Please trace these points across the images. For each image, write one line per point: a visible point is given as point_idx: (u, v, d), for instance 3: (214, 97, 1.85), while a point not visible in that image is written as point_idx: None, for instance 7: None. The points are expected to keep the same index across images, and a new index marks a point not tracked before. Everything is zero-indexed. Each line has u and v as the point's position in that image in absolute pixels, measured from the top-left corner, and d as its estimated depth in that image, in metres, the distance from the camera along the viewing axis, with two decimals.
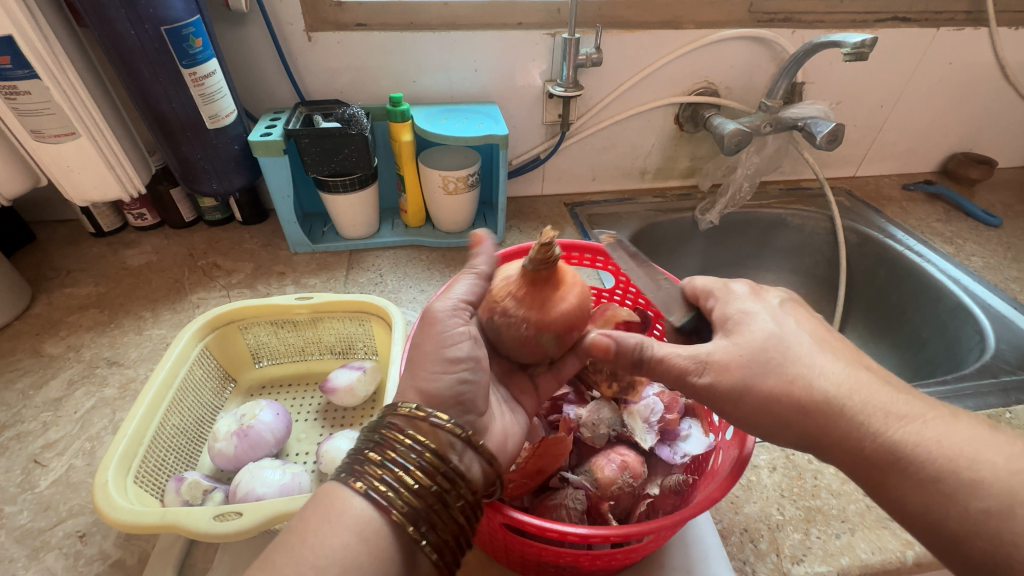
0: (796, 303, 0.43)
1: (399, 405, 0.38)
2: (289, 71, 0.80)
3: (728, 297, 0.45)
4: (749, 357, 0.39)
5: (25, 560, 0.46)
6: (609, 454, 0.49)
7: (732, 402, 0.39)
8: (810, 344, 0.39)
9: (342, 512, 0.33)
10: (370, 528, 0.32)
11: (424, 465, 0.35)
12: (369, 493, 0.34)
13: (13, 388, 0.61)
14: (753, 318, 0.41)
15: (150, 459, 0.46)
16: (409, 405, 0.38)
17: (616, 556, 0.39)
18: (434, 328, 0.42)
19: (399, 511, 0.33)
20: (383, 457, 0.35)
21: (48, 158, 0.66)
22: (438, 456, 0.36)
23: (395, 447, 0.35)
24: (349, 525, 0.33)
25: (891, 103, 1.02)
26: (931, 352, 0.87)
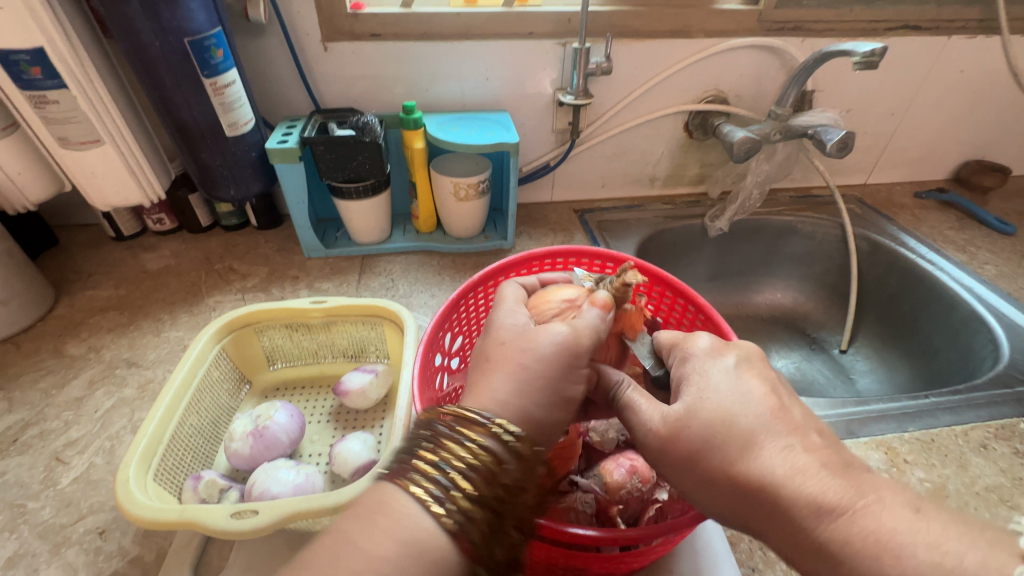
0: (756, 363, 0.40)
1: (493, 421, 0.33)
2: (305, 79, 0.82)
3: (692, 353, 0.43)
4: (694, 438, 0.37)
5: (48, 554, 0.47)
6: (618, 458, 0.49)
7: (681, 468, 0.38)
8: (767, 416, 0.36)
9: (416, 538, 0.29)
10: (439, 556, 0.28)
11: (507, 500, 0.32)
12: (456, 530, 0.29)
13: (37, 387, 0.63)
14: (706, 385, 0.39)
15: (168, 458, 0.48)
16: (508, 428, 0.33)
17: (625, 559, 0.40)
18: (570, 353, 0.39)
19: (481, 554, 0.30)
20: (474, 488, 0.31)
21: (73, 165, 0.68)
22: (524, 492, 0.33)
23: (483, 476, 0.32)
24: (427, 560, 0.28)
25: (902, 111, 1.02)
26: (943, 361, 0.86)
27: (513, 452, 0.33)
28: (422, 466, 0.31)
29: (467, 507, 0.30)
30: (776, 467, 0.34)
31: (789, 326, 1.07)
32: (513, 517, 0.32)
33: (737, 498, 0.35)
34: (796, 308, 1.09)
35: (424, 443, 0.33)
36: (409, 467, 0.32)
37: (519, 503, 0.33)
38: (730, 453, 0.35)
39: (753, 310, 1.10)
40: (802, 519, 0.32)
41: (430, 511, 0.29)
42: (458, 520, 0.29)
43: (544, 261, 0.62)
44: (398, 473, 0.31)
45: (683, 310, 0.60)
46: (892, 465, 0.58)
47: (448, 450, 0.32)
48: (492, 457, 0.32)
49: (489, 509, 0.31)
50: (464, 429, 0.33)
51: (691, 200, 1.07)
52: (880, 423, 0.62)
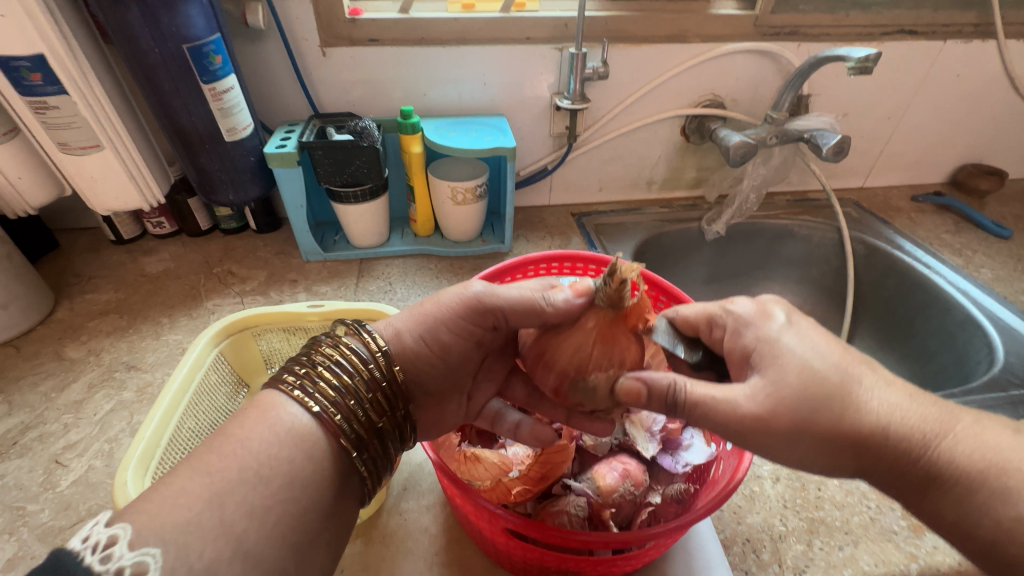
0: (800, 316, 0.44)
1: (367, 337, 0.43)
2: (304, 84, 0.83)
3: (739, 320, 0.44)
4: (794, 409, 0.37)
5: (46, 557, 0.48)
6: (612, 462, 0.50)
7: (792, 440, 0.37)
8: (843, 362, 0.39)
9: (288, 426, 0.36)
10: (309, 436, 0.37)
11: (371, 397, 0.40)
12: (321, 415, 0.37)
13: (37, 390, 0.64)
14: (780, 346, 0.40)
15: (166, 461, 0.48)
16: (378, 341, 0.43)
17: (617, 561, 0.40)
18: (462, 313, 0.47)
19: (345, 435, 0.38)
20: (339, 380, 0.39)
21: (73, 169, 0.69)
22: (383, 388, 0.41)
23: (349, 375, 0.40)
24: (301, 442, 0.36)
25: (899, 115, 1.02)
26: (939, 364, 0.86)
27: (374, 358, 0.42)
28: (301, 375, 0.39)
29: (330, 397, 0.38)
30: (879, 405, 0.37)
31: None
32: (380, 410, 0.41)
33: (849, 448, 0.37)
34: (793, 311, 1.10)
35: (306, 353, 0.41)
36: (286, 374, 0.39)
37: (380, 399, 0.41)
38: (836, 407, 0.37)
39: None
40: (919, 451, 0.36)
41: (299, 401, 0.38)
42: (325, 408, 0.38)
43: (540, 265, 0.62)
44: (282, 383, 0.39)
45: None
46: None
47: (320, 355, 0.41)
48: (357, 361, 0.41)
49: (358, 400, 0.39)
50: (342, 342, 0.42)
51: (688, 204, 1.07)
52: None
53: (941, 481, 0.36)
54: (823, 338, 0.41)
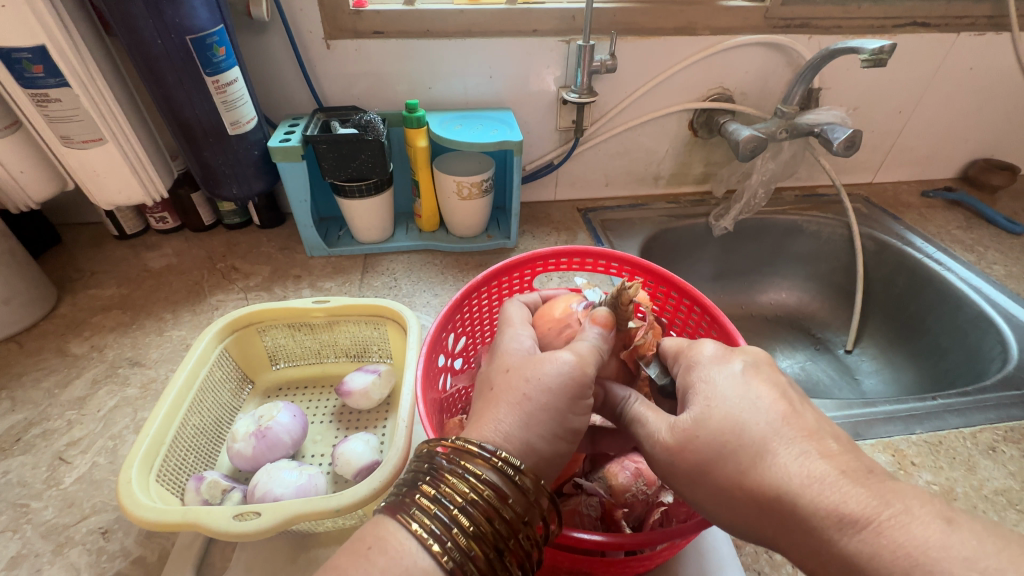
0: (764, 368, 0.39)
1: (495, 454, 0.33)
2: (308, 77, 0.82)
3: (696, 362, 0.42)
4: (694, 452, 0.36)
5: (51, 555, 0.47)
6: (623, 461, 0.48)
7: (690, 480, 0.36)
8: (779, 421, 0.35)
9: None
10: None
11: (511, 537, 0.32)
12: (457, 570, 0.29)
13: (40, 386, 0.63)
14: (714, 394, 0.38)
15: (171, 459, 0.47)
16: (510, 459, 0.33)
17: (630, 563, 0.39)
18: (574, 385, 0.37)
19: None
20: (473, 524, 0.31)
21: (75, 163, 0.68)
22: (523, 524, 0.32)
23: (484, 511, 0.31)
24: None
25: (910, 109, 1.01)
26: (950, 362, 0.85)
27: (514, 485, 0.33)
28: (427, 504, 0.31)
29: (468, 545, 0.30)
30: (797, 473, 0.32)
31: (794, 326, 1.07)
32: (515, 556, 0.32)
33: (753, 508, 0.34)
34: (801, 307, 1.09)
35: (425, 476, 0.33)
36: (410, 502, 0.31)
37: (520, 536, 0.32)
38: (741, 459, 0.34)
39: (757, 310, 1.09)
40: (822, 530, 0.31)
41: (428, 548, 0.29)
42: (457, 558, 0.29)
43: (549, 261, 0.61)
44: (399, 510, 0.31)
45: (689, 311, 0.59)
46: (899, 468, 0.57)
47: (448, 484, 0.32)
48: (488, 488, 0.32)
49: (492, 543, 0.31)
50: (465, 462, 0.33)
51: (695, 199, 1.06)
52: (887, 426, 0.61)
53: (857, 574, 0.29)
54: (773, 397, 0.36)
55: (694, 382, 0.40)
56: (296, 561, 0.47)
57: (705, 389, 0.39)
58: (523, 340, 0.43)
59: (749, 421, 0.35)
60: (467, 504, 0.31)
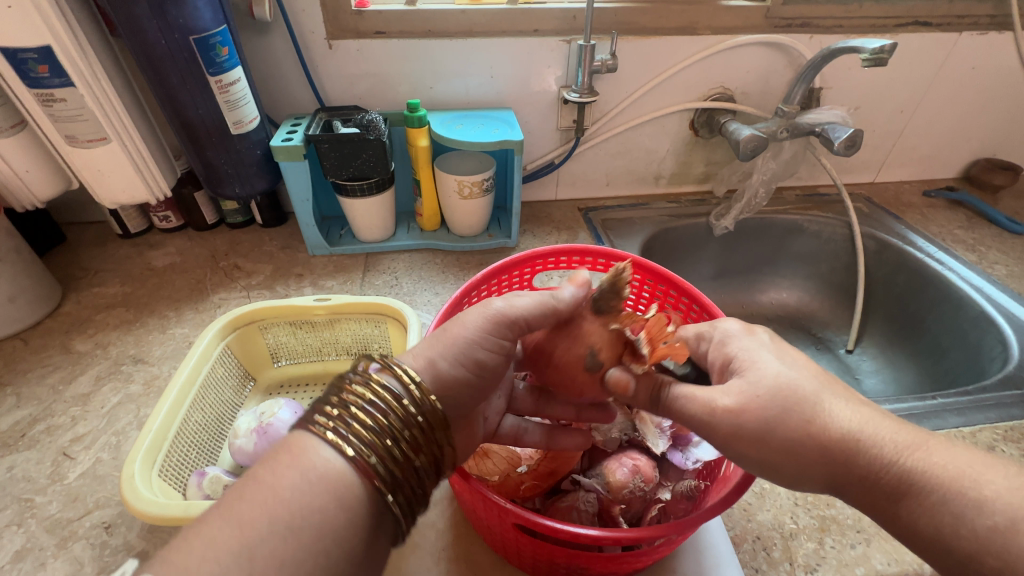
0: (782, 340, 0.43)
1: (394, 365, 0.35)
2: (310, 77, 0.82)
3: (722, 334, 0.44)
4: (756, 414, 0.37)
5: (55, 548, 0.48)
6: (621, 458, 0.49)
7: (754, 443, 0.37)
8: (818, 379, 0.38)
9: (317, 472, 0.29)
10: (341, 487, 0.29)
11: (414, 435, 0.33)
12: (364, 465, 0.30)
13: (45, 383, 0.64)
14: (756, 359, 0.40)
15: (173, 454, 0.48)
16: (409, 371, 0.34)
17: (627, 559, 0.39)
18: (494, 324, 0.40)
19: (385, 477, 0.31)
20: (376, 421, 0.32)
21: (80, 162, 0.69)
22: (427, 429, 0.34)
23: (388, 410, 0.32)
24: (336, 495, 0.29)
25: (912, 108, 1.01)
26: (951, 362, 0.85)
27: (410, 390, 0.34)
28: (333, 415, 0.31)
29: (374, 439, 0.31)
30: (846, 420, 0.36)
31: (794, 325, 1.07)
32: (421, 454, 0.33)
33: (816, 455, 0.36)
34: (802, 307, 1.09)
35: (332, 388, 0.34)
36: (320, 413, 0.32)
37: (424, 439, 0.33)
38: (801, 411, 0.36)
39: (758, 310, 1.09)
40: (883, 460, 0.34)
41: (331, 444, 0.30)
42: (364, 456, 0.30)
43: (549, 259, 0.61)
44: (307, 420, 0.32)
45: (688, 310, 0.59)
46: None
47: (351, 391, 0.33)
48: (392, 396, 0.33)
49: (398, 438, 0.32)
50: (367, 374, 0.34)
51: (696, 199, 1.06)
52: None
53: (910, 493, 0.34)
54: (803, 361, 0.40)
55: (729, 349, 0.43)
56: None
57: (745, 356, 0.41)
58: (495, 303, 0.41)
59: (795, 380, 0.38)
60: (364, 403, 0.32)
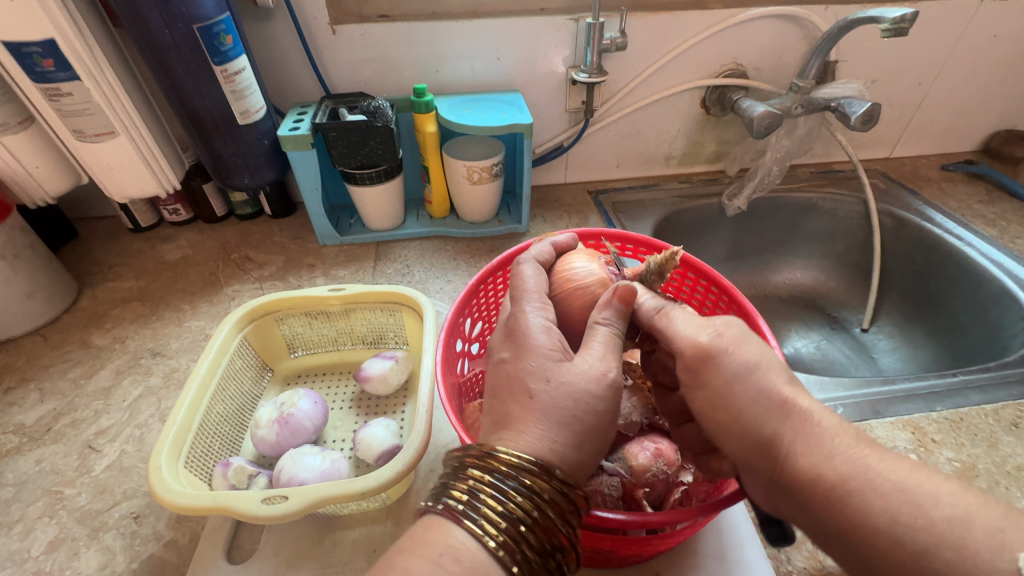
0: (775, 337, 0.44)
1: (554, 475, 0.32)
2: (314, 64, 0.81)
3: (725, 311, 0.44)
4: (741, 356, 0.38)
5: (87, 538, 0.49)
6: (642, 441, 0.44)
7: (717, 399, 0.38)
8: (794, 367, 0.39)
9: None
10: None
11: (562, 544, 0.32)
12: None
13: (67, 377, 0.65)
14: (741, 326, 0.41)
15: (198, 445, 0.48)
16: (564, 482, 0.33)
17: (652, 541, 0.39)
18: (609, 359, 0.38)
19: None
20: (534, 536, 0.31)
21: (89, 157, 0.68)
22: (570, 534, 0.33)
23: (546, 526, 0.32)
24: None
25: (930, 80, 0.98)
26: (971, 338, 0.84)
27: (566, 499, 0.33)
28: (490, 519, 0.31)
29: (535, 558, 0.31)
30: (808, 403, 0.37)
31: (808, 305, 1.06)
32: (565, 558, 0.33)
33: (772, 421, 0.36)
34: (816, 287, 1.07)
35: (481, 482, 0.32)
36: (474, 512, 0.31)
37: (567, 543, 0.33)
38: (777, 384, 0.38)
39: (772, 290, 1.08)
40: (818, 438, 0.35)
41: (496, 557, 0.30)
42: (525, 567, 0.30)
43: None
44: (458, 514, 0.31)
45: (706, 292, 0.59)
46: (920, 445, 0.57)
47: (510, 496, 0.31)
48: (542, 500, 0.32)
49: (552, 552, 0.32)
50: (525, 477, 0.32)
51: (708, 178, 1.04)
52: (907, 403, 0.61)
53: (843, 491, 0.33)
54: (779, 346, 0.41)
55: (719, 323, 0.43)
56: (322, 543, 0.48)
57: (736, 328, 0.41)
58: (587, 364, 0.38)
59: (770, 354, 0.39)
60: (520, 513, 0.31)
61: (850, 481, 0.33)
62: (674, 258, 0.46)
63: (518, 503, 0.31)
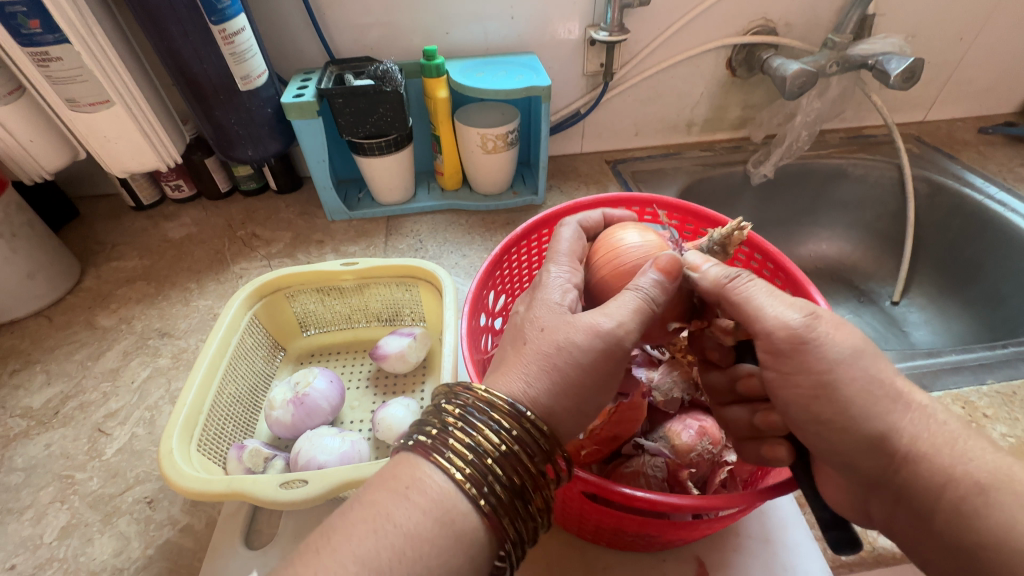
0: None
1: (527, 415, 0.30)
2: (317, 28, 0.76)
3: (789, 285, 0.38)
4: (849, 338, 0.32)
5: (100, 524, 0.47)
6: (685, 419, 0.41)
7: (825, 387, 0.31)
8: None
9: (450, 523, 0.27)
10: (463, 532, 0.27)
11: (536, 486, 0.30)
12: (491, 513, 0.28)
13: (73, 359, 0.62)
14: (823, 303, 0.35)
15: (210, 427, 0.45)
16: (538, 423, 0.30)
17: (701, 525, 0.36)
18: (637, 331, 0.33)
19: (511, 530, 0.29)
20: (505, 474, 0.29)
21: (84, 129, 0.65)
22: (544, 479, 0.30)
23: (520, 465, 0.29)
24: (459, 542, 0.27)
25: (972, 34, 0.92)
26: (1012, 309, 0.82)
27: (544, 442, 0.30)
28: (456, 450, 0.29)
29: (507, 497, 0.28)
30: None
31: (835, 278, 1.02)
32: (539, 503, 0.30)
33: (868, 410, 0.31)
34: (843, 259, 1.03)
35: (454, 422, 0.30)
36: (443, 444, 0.29)
37: (540, 486, 0.30)
38: None
39: (796, 263, 1.04)
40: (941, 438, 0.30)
41: (460, 487, 0.28)
42: (493, 503, 0.28)
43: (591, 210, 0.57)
44: (431, 451, 0.29)
45: (746, 260, 0.55)
46: (971, 420, 0.53)
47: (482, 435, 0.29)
48: (514, 438, 0.29)
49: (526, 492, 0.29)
50: (496, 413, 0.30)
51: (732, 145, 0.99)
52: (954, 376, 0.58)
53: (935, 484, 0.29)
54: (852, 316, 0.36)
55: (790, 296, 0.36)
56: None
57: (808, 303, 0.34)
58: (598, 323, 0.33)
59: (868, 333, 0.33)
60: (490, 448, 0.29)
61: (973, 475, 0.27)
62: (740, 233, 0.40)
63: (488, 438, 0.29)
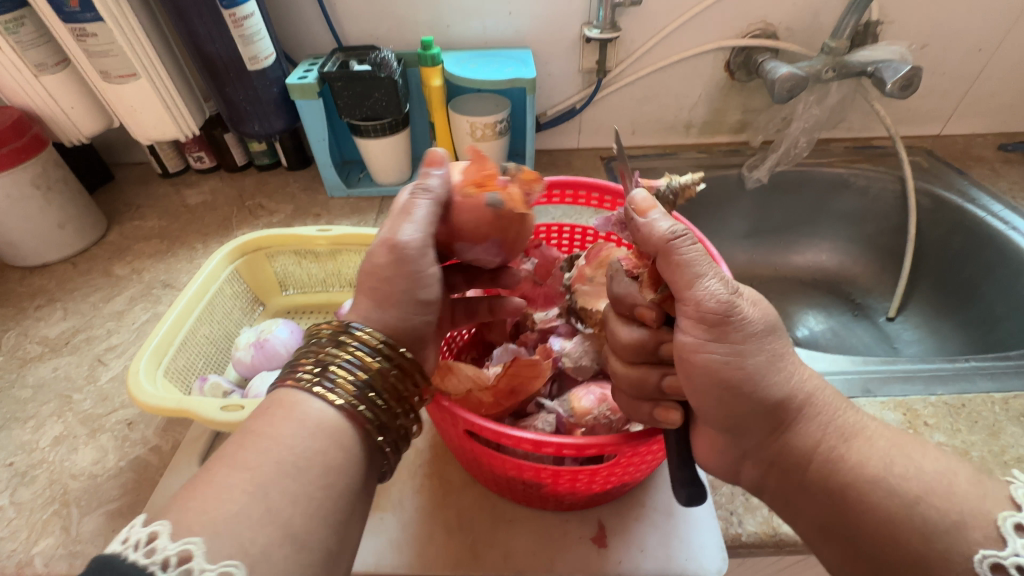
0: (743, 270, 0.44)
1: (364, 330, 0.35)
2: (328, 18, 0.83)
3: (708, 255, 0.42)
4: (764, 316, 0.35)
5: (86, 437, 0.54)
6: (590, 385, 0.45)
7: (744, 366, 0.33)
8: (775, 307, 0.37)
9: (313, 423, 0.32)
10: (334, 433, 0.32)
11: (391, 386, 0.35)
12: (351, 411, 0.33)
13: (88, 300, 0.71)
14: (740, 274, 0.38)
15: (179, 358, 0.51)
16: (376, 334, 0.35)
17: (579, 476, 0.39)
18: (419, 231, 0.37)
19: (375, 423, 0.33)
20: (358, 378, 0.33)
21: (115, 99, 0.73)
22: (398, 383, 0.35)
23: (368, 368, 0.34)
24: (329, 438, 0.32)
25: (992, 46, 0.89)
26: (1004, 331, 0.78)
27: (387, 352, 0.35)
28: (314, 372, 0.33)
29: (363, 398, 0.33)
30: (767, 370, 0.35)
31: (831, 289, 1.00)
32: (396, 399, 0.35)
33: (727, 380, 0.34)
34: (842, 271, 1.01)
35: (309, 349, 0.35)
36: (302, 373, 0.34)
37: (396, 393, 0.35)
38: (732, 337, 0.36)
39: (791, 272, 1.03)
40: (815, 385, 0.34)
41: (323, 399, 0.32)
42: (352, 404, 0.33)
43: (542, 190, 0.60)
44: (294, 379, 0.33)
45: None
46: (910, 427, 0.53)
47: (331, 353, 0.34)
48: (359, 352, 0.34)
49: (381, 391, 0.34)
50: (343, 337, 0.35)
51: (730, 149, 0.99)
52: (903, 384, 0.57)
53: None
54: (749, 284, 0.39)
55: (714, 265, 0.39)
56: None
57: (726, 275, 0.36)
58: (404, 233, 0.37)
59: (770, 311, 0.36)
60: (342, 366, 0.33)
61: None
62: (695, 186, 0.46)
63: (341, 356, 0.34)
